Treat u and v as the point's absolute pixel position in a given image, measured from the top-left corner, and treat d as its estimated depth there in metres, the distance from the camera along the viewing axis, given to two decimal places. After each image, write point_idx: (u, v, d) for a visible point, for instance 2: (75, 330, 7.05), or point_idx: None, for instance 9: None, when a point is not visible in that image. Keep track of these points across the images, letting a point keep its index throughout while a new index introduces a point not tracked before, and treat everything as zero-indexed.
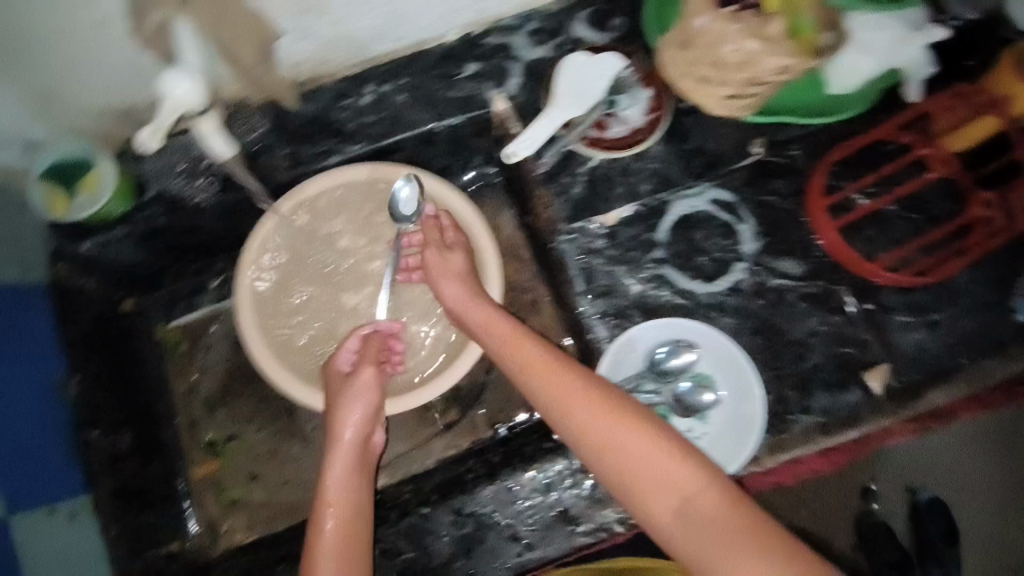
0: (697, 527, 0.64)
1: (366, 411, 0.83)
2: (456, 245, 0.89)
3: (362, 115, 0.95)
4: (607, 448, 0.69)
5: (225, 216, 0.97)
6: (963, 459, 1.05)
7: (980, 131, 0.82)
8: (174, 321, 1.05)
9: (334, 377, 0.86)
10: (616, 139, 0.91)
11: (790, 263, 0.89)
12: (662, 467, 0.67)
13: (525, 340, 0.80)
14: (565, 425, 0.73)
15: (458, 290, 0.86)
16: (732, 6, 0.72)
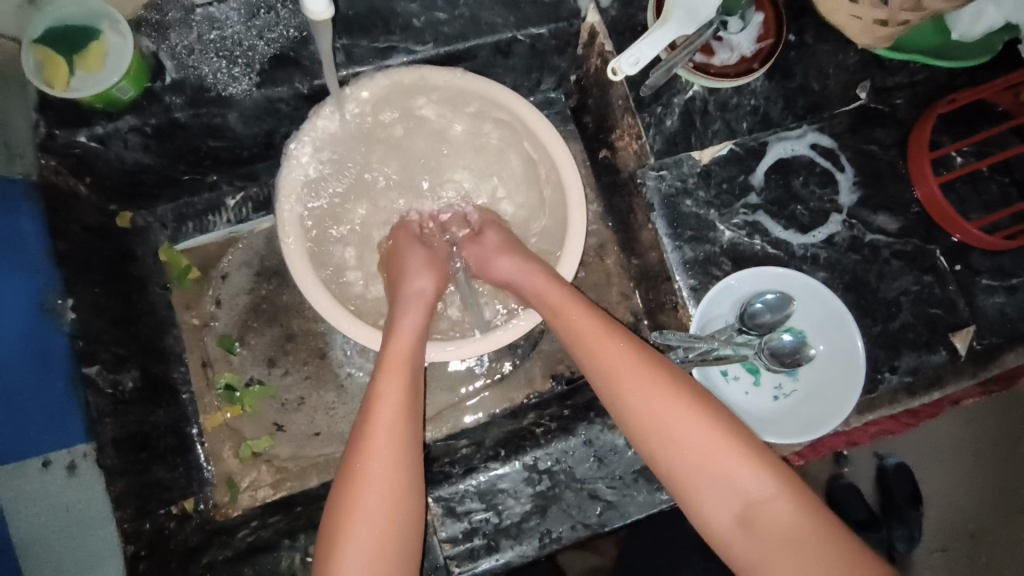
0: (762, 535, 0.59)
1: (436, 276, 0.80)
2: (492, 226, 0.85)
3: (435, 11, 0.82)
4: (672, 433, 0.64)
5: (256, 120, 0.81)
6: (933, 433, 1.32)
7: None
8: (180, 243, 0.91)
9: (406, 241, 0.85)
10: (725, 66, 0.84)
11: (886, 218, 0.85)
12: (725, 465, 0.62)
13: (587, 313, 0.73)
14: (634, 406, 0.66)
15: (514, 263, 0.79)
16: None
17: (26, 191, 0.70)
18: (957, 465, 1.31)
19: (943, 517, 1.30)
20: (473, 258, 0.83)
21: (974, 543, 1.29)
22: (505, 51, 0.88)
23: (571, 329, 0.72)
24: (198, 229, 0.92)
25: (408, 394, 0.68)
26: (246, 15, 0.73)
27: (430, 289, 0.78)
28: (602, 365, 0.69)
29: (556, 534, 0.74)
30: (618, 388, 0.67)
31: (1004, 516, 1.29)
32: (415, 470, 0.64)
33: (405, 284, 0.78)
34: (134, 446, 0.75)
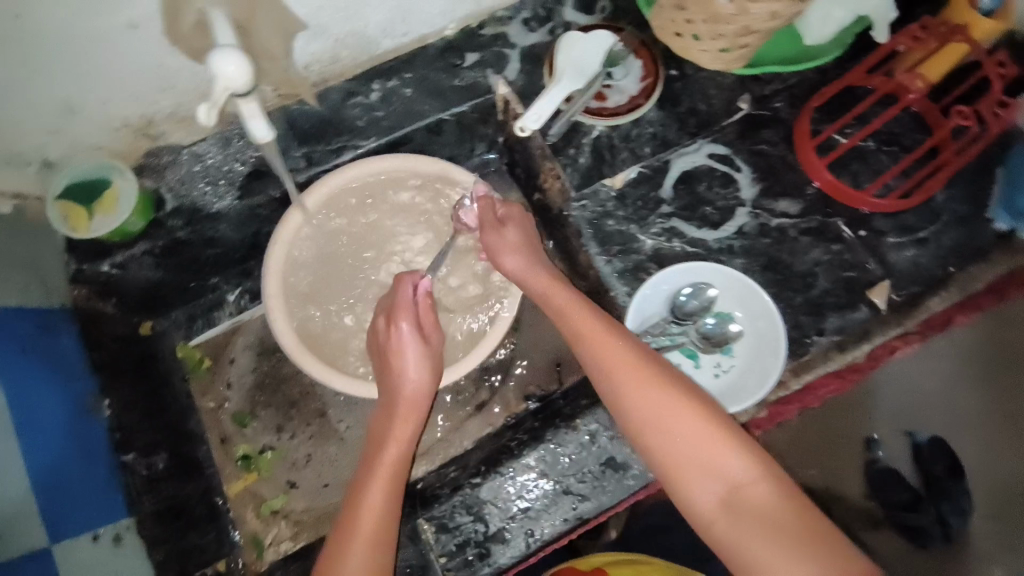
0: (743, 514, 0.65)
1: (423, 350, 0.84)
2: (515, 222, 0.91)
3: (374, 111, 1.01)
4: (663, 425, 0.70)
5: (242, 225, 0.99)
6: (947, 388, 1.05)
7: (950, 58, 0.90)
8: (194, 339, 1.05)
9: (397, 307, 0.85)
10: (618, 106, 0.99)
11: (787, 203, 0.96)
12: (714, 452, 0.68)
13: (595, 316, 0.80)
14: (637, 394, 0.73)
15: (518, 263, 0.88)
16: None
17: (64, 317, 0.90)
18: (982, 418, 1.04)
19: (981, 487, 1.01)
20: (493, 250, 0.90)
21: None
22: (437, 130, 1.05)
23: (576, 332, 0.80)
24: (206, 325, 1.05)
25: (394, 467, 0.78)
26: (223, 146, 0.92)
27: (419, 354, 0.84)
28: (604, 365, 0.76)
29: (539, 532, 0.82)
30: (620, 382, 0.74)
31: None
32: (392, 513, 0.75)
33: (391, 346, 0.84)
34: (171, 515, 0.89)
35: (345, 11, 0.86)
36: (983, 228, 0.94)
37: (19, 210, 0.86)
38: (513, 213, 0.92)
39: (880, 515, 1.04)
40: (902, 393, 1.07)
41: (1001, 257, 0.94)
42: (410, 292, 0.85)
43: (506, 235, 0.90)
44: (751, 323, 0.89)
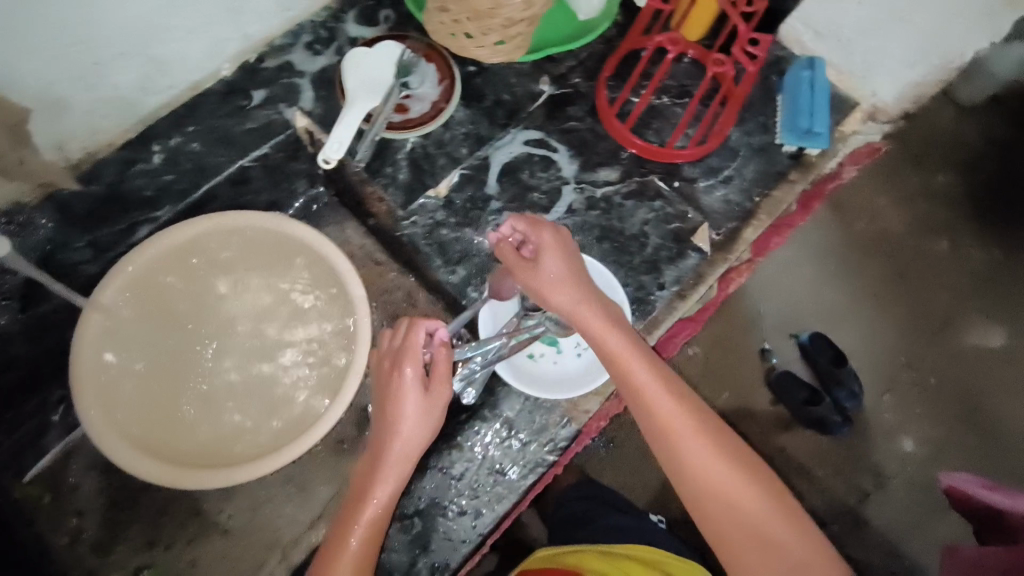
0: (766, 556, 0.64)
1: (425, 400, 0.74)
2: (551, 251, 0.75)
3: (162, 175, 0.92)
4: (685, 454, 0.68)
5: (40, 333, 0.90)
6: (823, 294, 1.33)
7: (705, 14, 0.99)
8: (26, 476, 0.92)
9: (392, 358, 0.76)
10: (420, 116, 0.97)
11: (606, 172, 1.00)
12: (746, 505, 0.66)
13: (634, 348, 0.72)
14: (673, 436, 0.68)
15: (566, 295, 0.74)
16: None
17: None
18: (870, 311, 1.33)
19: (874, 366, 1.32)
20: (536, 283, 0.75)
21: (912, 373, 1.31)
22: (243, 180, 0.97)
23: (609, 361, 0.73)
24: (36, 456, 0.92)
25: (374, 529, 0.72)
26: None
27: (415, 401, 0.74)
28: (641, 401, 0.70)
29: (443, 561, 0.82)
30: (662, 421, 0.69)
31: (930, 339, 1.33)
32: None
33: (396, 398, 0.74)
34: None
35: (81, 80, 0.77)
36: (777, 154, 1.02)
37: None
38: (547, 240, 0.76)
39: (787, 417, 1.29)
40: (798, 304, 1.33)
41: (798, 176, 1.02)
42: (423, 341, 0.76)
43: (545, 266, 0.74)
44: None
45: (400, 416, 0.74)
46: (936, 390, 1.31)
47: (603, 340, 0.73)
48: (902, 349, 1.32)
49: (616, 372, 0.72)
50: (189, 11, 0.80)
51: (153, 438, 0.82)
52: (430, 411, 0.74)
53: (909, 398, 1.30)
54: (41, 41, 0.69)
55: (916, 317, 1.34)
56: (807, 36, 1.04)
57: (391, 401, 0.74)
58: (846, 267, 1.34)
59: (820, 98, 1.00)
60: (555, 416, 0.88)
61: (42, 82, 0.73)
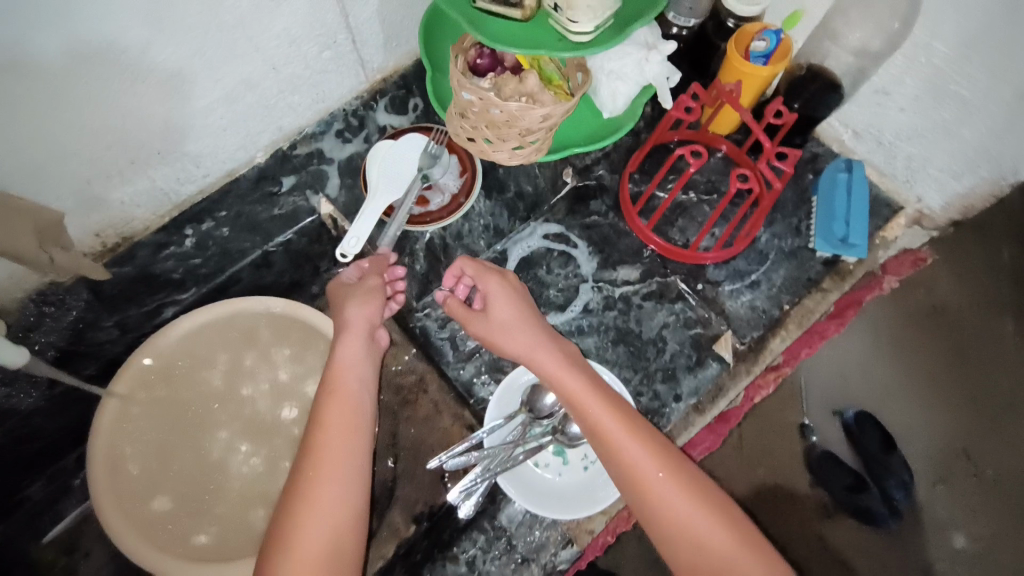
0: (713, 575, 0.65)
1: (373, 312, 0.84)
2: (498, 295, 0.83)
3: (190, 258, 0.95)
4: (665, 510, 0.67)
5: (65, 411, 0.92)
6: (871, 368, 1.14)
7: (732, 116, 0.96)
8: (45, 537, 0.93)
9: (343, 287, 0.87)
10: (440, 208, 0.96)
11: (627, 270, 0.97)
12: (736, 563, 0.65)
13: (604, 403, 0.73)
14: (650, 493, 0.68)
15: (523, 340, 0.79)
16: (493, 73, 0.88)
17: None
18: (923, 390, 1.12)
19: (921, 451, 1.12)
20: (482, 320, 0.83)
21: (972, 468, 1.09)
22: (265, 263, 1.03)
23: (582, 416, 0.74)
24: (53, 519, 0.94)
25: (348, 422, 0.74)
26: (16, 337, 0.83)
27: (360, 321, 0.83)
28: (617, 458, 0.70)
29: None
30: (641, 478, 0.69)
31: (1001, 433, 1.08)
32: (353, 469, 0.71)
33: (342, 316, 0.84)
34: None
35: (112, 179, 0.80)
36: (809, 260, 0.97)
37: None
38: (490, 280, 0.84)
39: (830, 505, 1.14)
40: (841, 374, 1.15)
41: (831, 285, 0.96)
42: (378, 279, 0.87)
43: (498, 308, 0.82)
44: None
45: (347, 336, 0.82)
46: (1003, 492, 1.08)
47: (571, 389, 0.75)
48: (961, 435, 1.10)
49: (588, 426, 0.73)
50: (219, 110, 0.83)
51: (154, 530, 0.82)
52: (371, 339, 0.83)
53: (970, 500, 1.09)
54: (72, 148, 0.72)
55: (979, 399, 1.09)
56: (848, 137, 1.00)
57: (338, 323, 0.84)
58: (898, 339, 1.12)
59: (858, 201, 0.95)
60: (555, 534, 0.85)
61: (72, 184, 0.76)
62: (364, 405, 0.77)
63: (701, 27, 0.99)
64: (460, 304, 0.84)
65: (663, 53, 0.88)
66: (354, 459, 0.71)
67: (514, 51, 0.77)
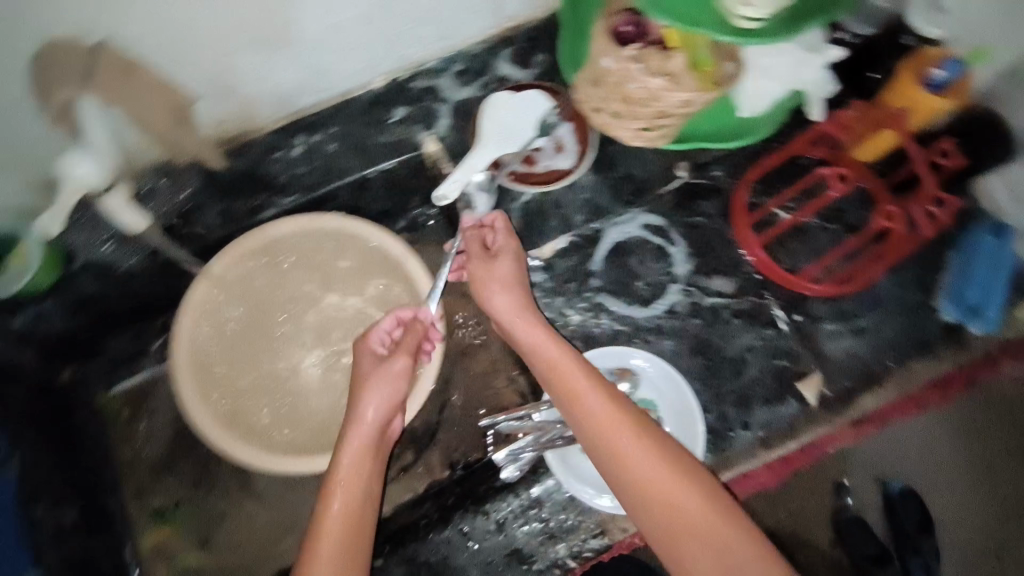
0: (707, 555, 0.59)
1: (389, 400, 0.78)
2: (507, 254, 0.82)
3: (295, 166, 0.97)
4: (635, 472, 0.65)
5: (156, 279, 0.98)
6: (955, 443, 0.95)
7: (883, 144, 0.87)
8: (113, 389, 1.05)
9: (365, 352, 0.82)
10: (543, 173, 0.94)
11: (722, 282, 0.92)
12: (708, 533, 0.60)
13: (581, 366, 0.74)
14: (619, 457, 0.66)
15: (509, 299, 0.79)
16: (635, 44, 0.74)
17: None
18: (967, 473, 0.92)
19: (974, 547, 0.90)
20: (479, 282, 0.81)
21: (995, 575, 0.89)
22: (362, 187, 1.03)
23: (557, 378, 0.74)
24: (129, 372, 1.05)
25: (351, 525, 0.70)
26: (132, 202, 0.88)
27: (377, 416, 0.76)
28: (587, 421, 0.70)
29: None
30: (613, 442, 0.67)
31: None
32: (357, 571, 0.68)
33: (355, 409, 0.77)
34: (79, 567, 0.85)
35: (238, 73, 0.81)
36: (927, 319, 0.90)
37: None
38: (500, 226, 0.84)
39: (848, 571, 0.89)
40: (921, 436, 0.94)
41: (946, 354, 0.89)
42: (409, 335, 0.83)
43: (496, 266, 0.81)
44: (671, 419, 0.86)
45: (355, 432, 0.75)
46: None
47: (539, 346, 0.76)
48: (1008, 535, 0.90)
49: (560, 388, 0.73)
50: (354, 28, 0.82)
51: (210, 388, 0.90)
52: (395, 408, 0.78)
53: None
54: (216, 33, 0.73)
55: None
56: (1003, 195, 0.87)
57: (348, 417, 0.77)
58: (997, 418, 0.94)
59: (1000, 272, 0.88)
60: (589, 522, 0.86)
61: (203, 71, 0.78)
62: (370, 501, 0.73)
63: (874, 36, 0.89)
64: (482, 244, 0.84)
65: (827, 60, 0.80)
66: (357, 549, 0.69)
67: (665, 21, 0.69)
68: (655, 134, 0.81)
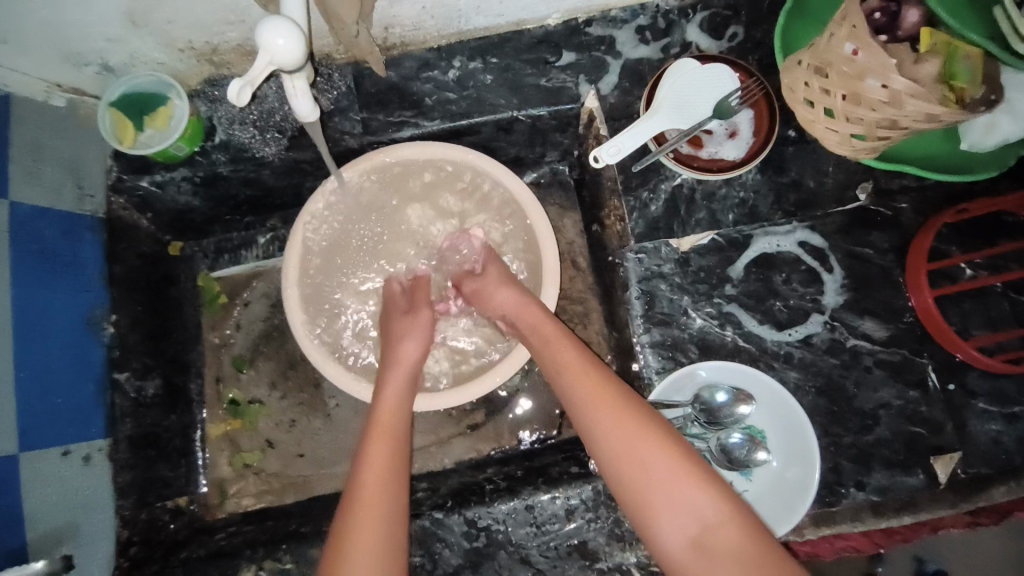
0: (715, 558, 0.61)
1: (423, 344, 0.85)
2: (490, 260, 0.89)
3: (445, 91, 0.92)
4: (601, 436, 0.70)
5: (285, 176, 0.95)
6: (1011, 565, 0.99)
7: None
8: (216, 272, 1.06)
9: (396, 310, 0.88)
10: (709, 159, 0.86)
11: (872, 324, 0.83)
12: (679, 493, 0.64)
13: (575, 350, 0.77)
14: (598, 428, 0.70)
15: (510, 296, 0.84)
16: (884, 35, 0.74)
17: (93, 225, 0.87)
18: None
19: None
20: (476, 293, 0.88)
21: None
22: (507, 129, 0.95)
23: (554, 361, 0.78)
24: (231, 261, 1.06)
25: (394, 457, 0.73)
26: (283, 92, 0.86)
27: (412, 358, 0.83)
28: (576, 393, 0.74)
29: None
30: (596, 415, 0.71)
31: None
32: (398, 496, 0.70)
33: (396, 348, 0.84)
34: (145, 443, 0.88)
35: None
36: None
37: (73, 105, 0.85)
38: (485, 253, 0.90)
39: None
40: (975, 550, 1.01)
41: None
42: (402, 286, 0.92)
43: (489, 271, 0.88)
44: (782, 457, 0.79)
45: (394, 371, 0.82)
46: None
47: (539, 324, 0.81)
48: None
49: (554, 368, 0.77)
50: None
51: (313, 294, 0.90)
52: (416, 377, 0.83)
53: None
54: None
55: None
56: None
57: (388, 358, 0.83)
58: None
59: None
60: None
61: None
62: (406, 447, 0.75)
63: None
64: (466, 269, 0.92)
65: None
66: (400, 466, 0.72)
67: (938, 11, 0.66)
68: (875, 145, 0.71)
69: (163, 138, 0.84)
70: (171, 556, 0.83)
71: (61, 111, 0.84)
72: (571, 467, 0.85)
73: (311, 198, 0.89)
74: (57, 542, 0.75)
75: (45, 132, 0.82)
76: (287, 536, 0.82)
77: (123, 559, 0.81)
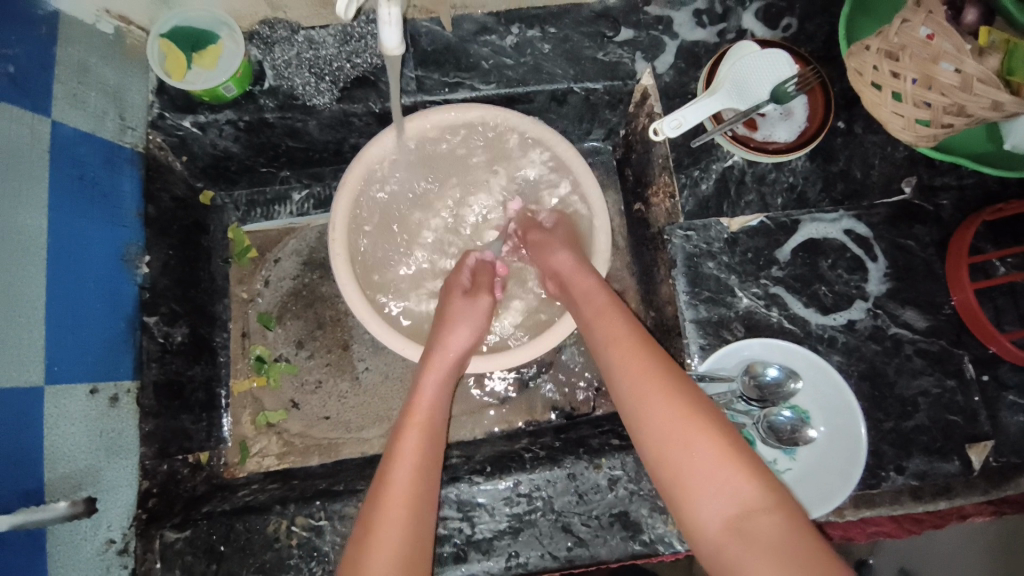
0: (753, 543, 0.56)
1: (474, 332, 0.82)
2: (563, 223, 0.90)
3: (503, 56, 0.91)
4: (648, 408, 0.67)
5: (331, 129, 0.92)
6: None
7: None
8: (247, 225, 1.03)
9: (454, 288, 0.86)
10: (765, 141, 0.86)
11: (914, 315, 0.85)
12: (726, 474, 0.61)
13: (628, 322, 0.75)
14: (642, 399, 0.68)
15: (567, 262, 0.84)
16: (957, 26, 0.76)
17: (131, 158, 0.83)
18: None
19: None
20: (539, 248, 0.87)
21: None
22: (561, 100, 0.95)
23: (605, 332, 0.76)
24: (264, 216, 1.03)
25: (435, 416, 0.74)
26: (340, 41, 0.85)
27: (461, 343, 0.80)
28: (624, 364, 0.72)
29: (523, 559, 0.76)
30: (644, 387, 0.69)
31: None
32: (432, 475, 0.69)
33: (444, 332, 0.81)
34: (169, 393, 0.85)
35: None
36: None
37: (119, 34, 0.81)
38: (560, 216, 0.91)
39: None
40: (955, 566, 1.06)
41: None
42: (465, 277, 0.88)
43: (554, 233, 0.88)
44: (827, 436, 0.80)
45: (438, 359, 0.79)
46: None
47: (587, 296, 0.80)
48: None
49: (604, 338, 0.75)
50: None
51: (360, 255, 0.89)
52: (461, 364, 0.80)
53: None
54: None
55: None
56: None
57: (434, 343, 0.80)
58: None
59: None
60: None
61: None
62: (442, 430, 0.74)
63: None
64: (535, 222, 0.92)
65: None
66: (429, 448, 0.71)
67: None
68: (936, 132, 0.73)
69: (209, 76, 0.81)
70: (194, 510, 0.80)
71: (108, 37, 0.80)
72: (611, 440, 0.84)
73: (361, 147, 0.86)
74: (76, 487, 0.70)
75: (92, 56, 0.78)
76: (318, 494, 0.79)
77: (141, 511, 0.78)
